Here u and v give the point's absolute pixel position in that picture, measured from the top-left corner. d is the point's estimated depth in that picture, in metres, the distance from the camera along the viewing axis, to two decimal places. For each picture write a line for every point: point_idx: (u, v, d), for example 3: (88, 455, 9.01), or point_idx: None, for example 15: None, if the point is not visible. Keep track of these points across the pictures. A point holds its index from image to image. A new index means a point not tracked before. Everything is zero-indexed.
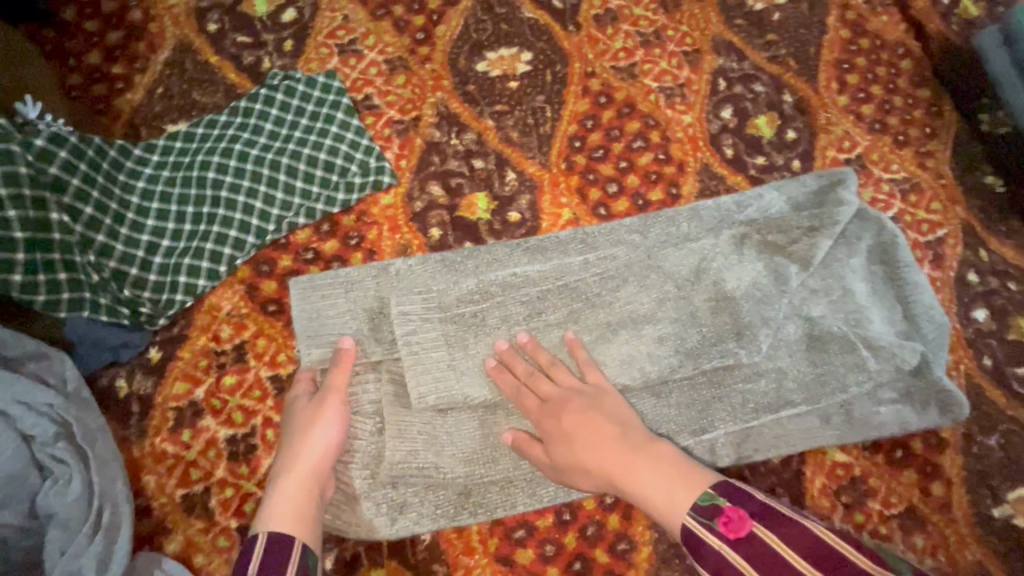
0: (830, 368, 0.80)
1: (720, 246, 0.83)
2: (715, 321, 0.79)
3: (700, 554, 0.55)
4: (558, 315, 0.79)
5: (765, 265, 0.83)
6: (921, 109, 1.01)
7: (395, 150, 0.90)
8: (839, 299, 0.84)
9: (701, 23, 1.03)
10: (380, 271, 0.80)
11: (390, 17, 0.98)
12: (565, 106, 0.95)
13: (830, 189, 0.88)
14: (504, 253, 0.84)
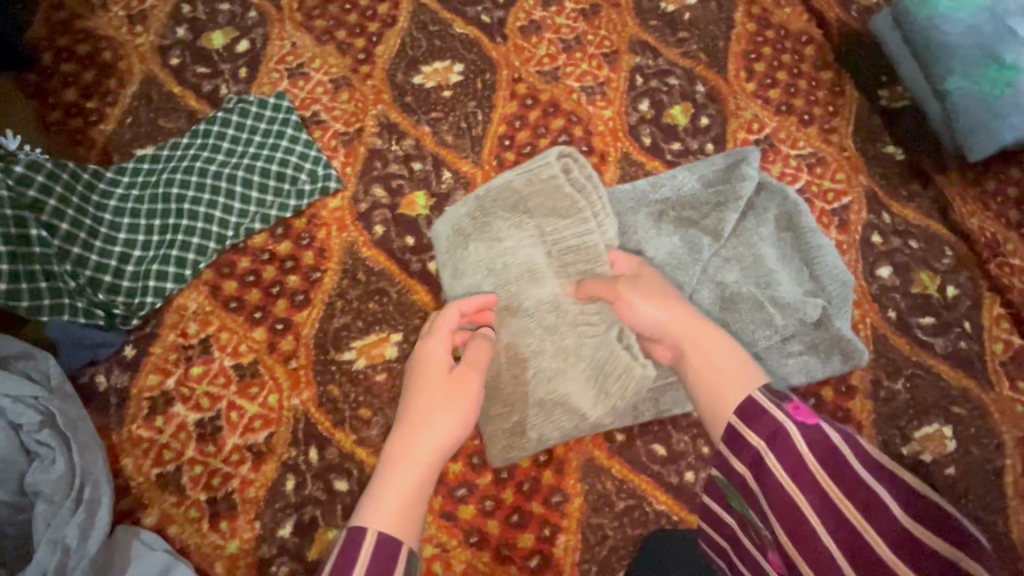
0: (744, 323, 0.88)
1: (640, 224, 0.94)
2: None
3: (758, 421, 0.55)
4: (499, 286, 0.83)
5: (681, 238, 0.93)
6: (824, 90, 1.10)
7: (341, 159, 1.00)
8: (749, 265, 0.93)
9: (618, 26, 1.13)
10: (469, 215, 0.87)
11: (334, 41, 1.09)
12: (495, 109, 1.05)
13: (736, 166, 0.96)
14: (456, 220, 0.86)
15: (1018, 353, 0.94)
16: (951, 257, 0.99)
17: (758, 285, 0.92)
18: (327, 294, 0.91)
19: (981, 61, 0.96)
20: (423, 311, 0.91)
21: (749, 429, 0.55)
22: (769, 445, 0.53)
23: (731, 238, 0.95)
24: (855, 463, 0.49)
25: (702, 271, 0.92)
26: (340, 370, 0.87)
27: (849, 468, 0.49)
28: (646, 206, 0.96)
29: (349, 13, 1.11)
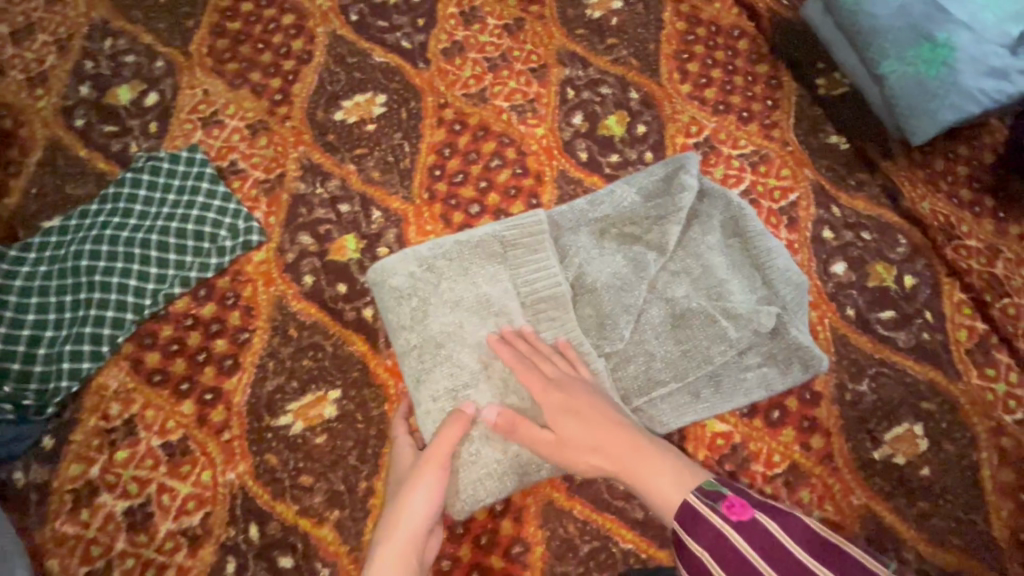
0: (699, 340, 0.83)
1: (584, 243, 0.89)
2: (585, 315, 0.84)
3: (696, 530, 0.61)
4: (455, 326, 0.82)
5: (626, 255, 0.87)
6: (761, 84, 1.06)
7: (263, 209, 0.95)
8: (700, 277, 0.87)
9: (544, 38, 1.09)
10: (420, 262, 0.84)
11: (248, 84, 1.03)
12: (423, 139, 1.00)
13: (674, 175, 0.91)
14: (393, 273, 0.83)
15: (983, 338, 0.90)
16: (906, 245, 0.96)
17: (710, 297, 0.86)
18: (257, 356, 0.86)
19: (914, 42, 0.93)
20: (361, 363, 0.86)
21: (688, 534, 0.62)
22: (709, 550, 0.59)
23: (677, 250, 0.89)
24: (794, 551, 0.56)
25: (650, 288, 0.86)
26: (277, 437, 0.82)
27: (789, 554, 0.55)
28: (587, 223, 0.91)
29: (262, 53, 1.06)
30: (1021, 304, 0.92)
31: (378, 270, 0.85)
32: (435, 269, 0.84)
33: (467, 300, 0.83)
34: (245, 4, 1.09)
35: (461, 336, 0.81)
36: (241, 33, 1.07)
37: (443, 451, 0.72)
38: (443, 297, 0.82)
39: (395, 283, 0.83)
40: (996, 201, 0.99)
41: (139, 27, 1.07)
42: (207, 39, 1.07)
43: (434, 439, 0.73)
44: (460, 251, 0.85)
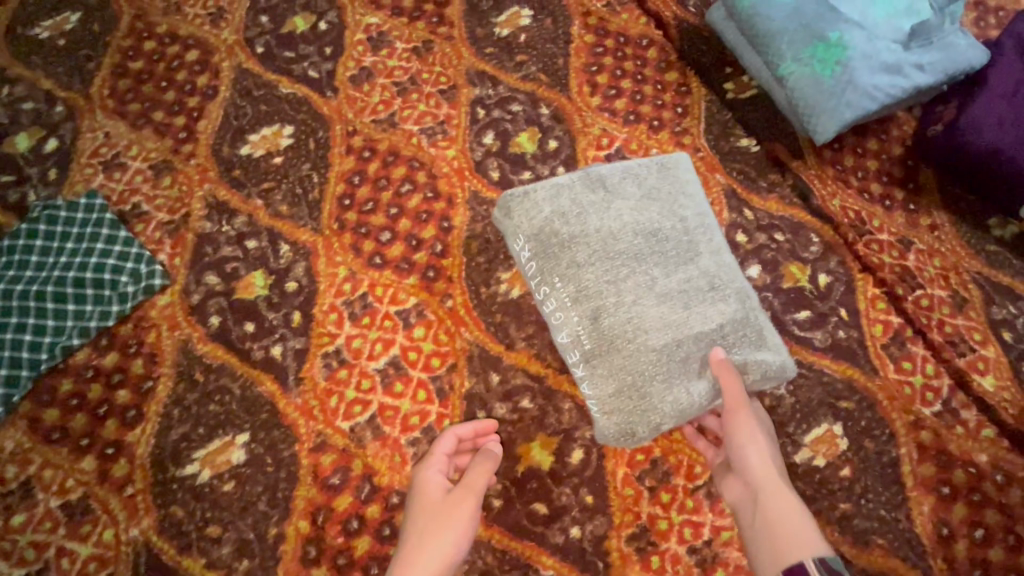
0: (670, 360, 0.74)
1: (710, 244, 0.81)
2: (587, 285, 0.77)
3: None
4: (570, 229, 0.79)
5: (713, 266, 0.79)
6: (671, 91, 1.07)
7: (168, 251, 0.93)
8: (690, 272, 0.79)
9: (453, 59, 1.08)
10: (533, 214, 0.80)
11: (151, 124, 1.01)
12: (332, 168, 0.99)
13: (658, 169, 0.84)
14: (578, 201, 0.80)
15: (898, 332, 0.91)
16: (819, 244, 0.96)
17: (712, 328, 0.76)
18: (161, 404, 0.83)
19: (808, 43, 0.95)
20: (270, 403, 0.84)
21: None
22: None
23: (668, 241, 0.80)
24: None
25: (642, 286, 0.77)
26: (182, 487, 0.79)
27: None
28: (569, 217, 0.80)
29: (166, 91, 1.04)
30: (934, 295, 0.93)
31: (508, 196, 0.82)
32: (629, 185, 0.82)
33: (613, 225, 0.79)
34: (148, 43, 1.08)
35: (639, 268, 0.77)
36: (144, 71, 1.06)
37: (474, 486, 0.73)
38: (602, 233, 0.78)
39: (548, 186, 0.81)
40: (907, 193, 1.00)
41: (38, 72, 1.05)
42: (109, 80, 1.05)
43: (471, 470, 0.75)
44: (579, 210, 0.79)
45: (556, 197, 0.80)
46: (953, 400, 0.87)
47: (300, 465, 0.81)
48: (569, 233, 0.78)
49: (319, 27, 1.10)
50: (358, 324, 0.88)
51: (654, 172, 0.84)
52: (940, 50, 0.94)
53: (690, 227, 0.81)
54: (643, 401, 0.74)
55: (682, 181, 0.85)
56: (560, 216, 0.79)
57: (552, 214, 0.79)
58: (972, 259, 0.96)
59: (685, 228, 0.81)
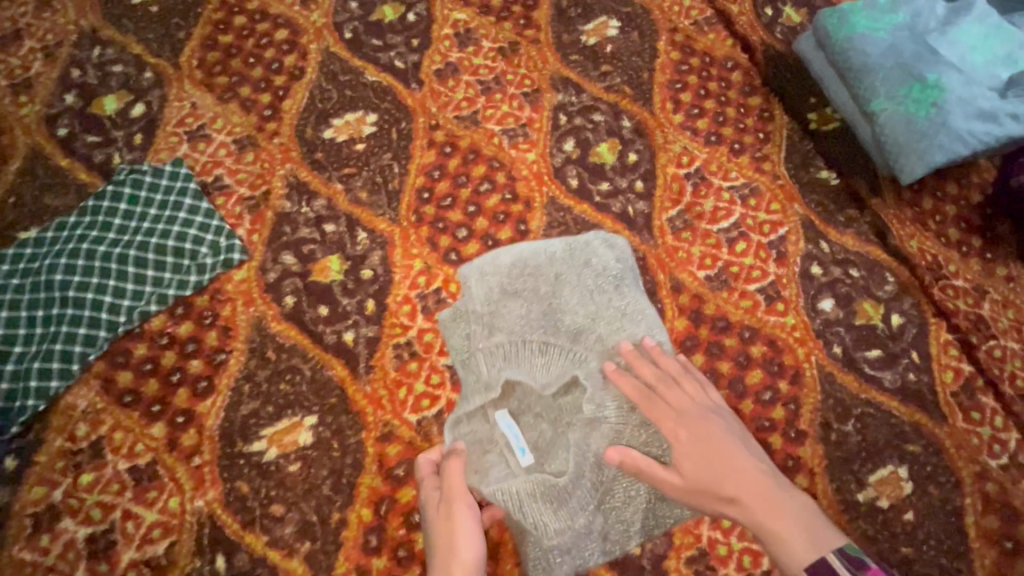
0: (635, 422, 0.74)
1: (626, 296, 0.79)
2: (539, 369, 0.76)
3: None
4: (514, 330, 0.76)
5: (646, 327, 0.78)
6: (753, 116, 1.06)
7: (247, 226, 0.93)
8: (609, 340, 0.77)
9: (538, 63, 1.09)
10: (473, 350, 0.77)
11: (237, 99, 1.02)
12: (412, 160, 1.00)
13: (499, 271, 0.79)
14: (496, 320, 0.77)
15: (969, 380, 0.90)
16: (894, 284, 0.95)
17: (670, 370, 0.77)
18: (233, 378, 0.84)
19: (904, 82, 0.94)
20: (339, 389, 0.84)
21: None
22: None
23: (585, 315, 0.78)
24: None
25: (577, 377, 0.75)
26: (249, 463, 0.79)
27: None
28: (512, 336, 0.76)
29: (253, 67, 1.05)
30: (1007, 346, 0.92)
31: (469, 309, 0.79)
32: (569, 256, 0.80)
33: (524, 329, 0.77)
34: (238, 18, 1.09)
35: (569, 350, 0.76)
36: (233, 46, 1.06)
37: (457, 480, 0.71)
38: (530, 354, 0.76)
39: (493, 269, 0.79)
40: (984, 241, 0.99)
41: (129, 37, 1.06)
42: (198, 51, 1.06)
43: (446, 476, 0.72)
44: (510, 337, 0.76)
45: (503, 288, 0.78)
46: (1021, 454, 0.86)
47: (366, 453, 0.81)
48: (520, 322, 0.77)
49: (408, 18, 1.11)
50: (431, 319, 0.89)
51: (558, 249, 0.81)
52: None
53: (583, 301, 0.78)
54: (561, 504, 0.71)
55: (576, 251, 0.81)
56: (497, 341, 0.76)
57: (498, 344, 0.76)
58: None
59: (601, 303, 0.78)
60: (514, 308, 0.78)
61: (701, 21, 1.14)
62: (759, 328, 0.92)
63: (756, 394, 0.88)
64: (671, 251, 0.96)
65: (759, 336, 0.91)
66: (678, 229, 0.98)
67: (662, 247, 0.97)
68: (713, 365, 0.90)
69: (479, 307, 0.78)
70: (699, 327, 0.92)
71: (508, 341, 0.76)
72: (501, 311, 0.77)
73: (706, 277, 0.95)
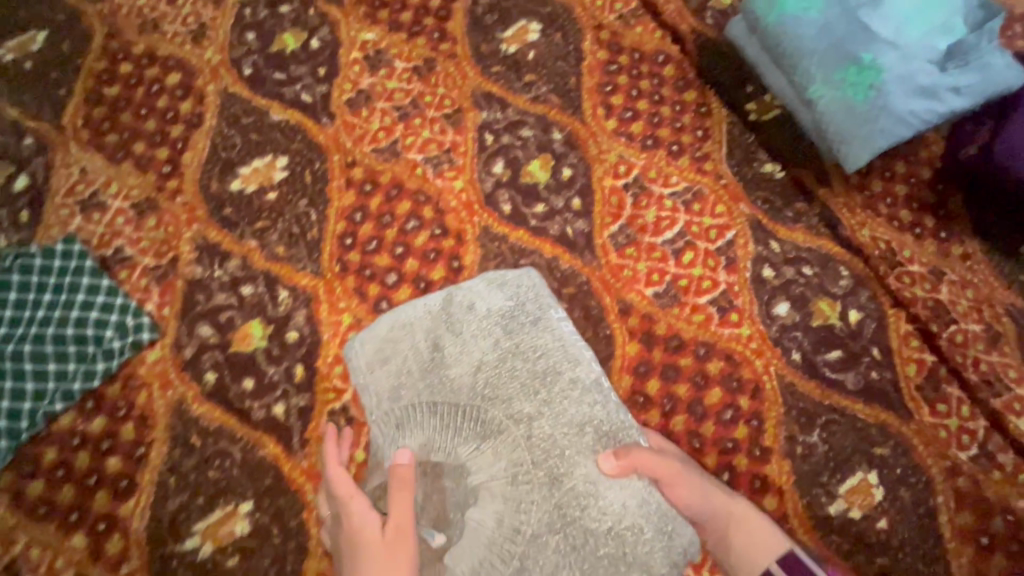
0: (542, 471, 0.71)
1: (518, 335, 0.77)
2: (431, 430, 0.75)
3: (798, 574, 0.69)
4: (391, 395, 0.77)
5: (543, 368, 0.76)
6: (690, 112, 1.00)
7: (156, 299, 0.86)
8: (503, 387, 0.75)
9: (457, 80, 1.01)
10: (376, 416, 0.77)
11: (131, 158, 0.93)
12: (331, 204, 0.92)
13: (383, 333, 0.80)
14: (385, 383, 0.77)
15: (932, 371, 0.87)
16: (848, 278, 0.92)
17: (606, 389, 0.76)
18: (156, 473, 0.77)
19: (840, 65, 0.89)
20: (274, 469, 0.78)
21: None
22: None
23: (481, 363, 0.76)
24: None
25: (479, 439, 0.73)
26: (183, 563, 0.74)
27: None
28: (407, 398, 0.77)
29: (146, 119, 0.96)
30: (968, 330, 0.89)
31: (355, 378, 0.80)
32: (446, 308, 0.79)
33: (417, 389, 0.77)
34: (124, 65, 0.99)
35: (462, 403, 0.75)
36: (121, 98, 0.97)
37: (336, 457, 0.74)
38: (425, 415, 0.76)
39: (371, 334, 0.80)
40: (937, 220, 0.95)
41: (4, 100, 0.96)
42: (83, 107, 0.96)
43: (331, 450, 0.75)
44: (405, 401, 0.76)
45: (383, 352, 0.79)
46: (990, 443, 0.84)
47: (310, 535, 0.76)
48: (398, 385, 0.77)
49: (311, 46, 1.02)
50: None
51: (435, 302, 0.80)
52: (979, 71, 0.87)
53: (463, 350, 0.77)
54: None
55: (456, 300, 0.80)
56: (390, 405, 0.77)
57: (393, 408, 0.77)
58: (1005, 289, 0.91)
59: (486, 348, 0.77)
60: (403, 368, 0.77)
61: (627, 15, 1.07)
62: (714, 343, 0.87)
63: (716, 415, 0.84)
64: (615, 270, 0.91)
65: (715, 351, 0.87)
66: (621, 245, 0.92)
67: (606, 267, 0.91)
68: (669, 389, 0.86)
69: (366, 371, 0.79)
70: (651, 350, 0.87)
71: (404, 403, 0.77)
72: (394, 375, 0.77)
73: (654, 294, 0.90)
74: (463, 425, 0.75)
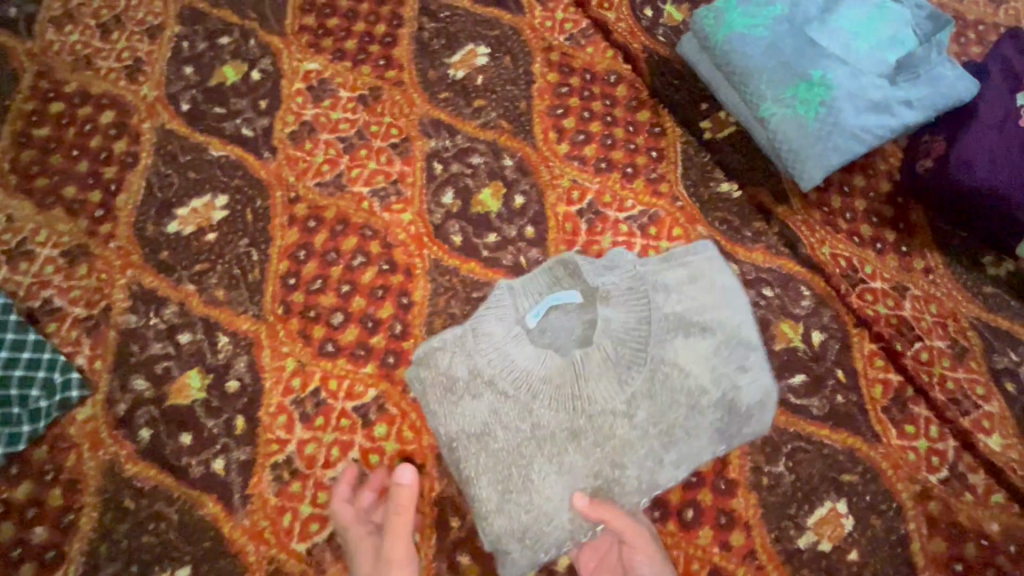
0: (601, 461, 0.72)
1: (654, 327, 0.73)
2: (530, 398, 0.72)
3: None
4: (540, 358, 0.72)
5: (655, 367, 0.72)
6: (644, 133, 0.98)
7: (87, 352, 0.81)
8: (607, 374, 0.72)
9: (404, 107, 0.98)
10: (470, 377, 0.73)
11: (61, 202, 0.89)
12: (273, 243, 0.88)
13: (580, 278, 0.75)
14: (501, 338, 0.72)
15: (898, 391, 0.85)
16: (810, 297, 0.89)
17: (712, 387, 0.74)
18: (87, 540, 0.74)
19: (790, 82, 0.87)
20: (213, 531, 0.75)
21: None
22: None
23: (615, 341, 0.73)
24: None
25: (569, 420, 0.72)
26: None
27: None
28: (505, 364, 0.72)
29: (78, 161, 0.92)
30: (933, 347, 0.87)
31: (482, 327, 0.73)
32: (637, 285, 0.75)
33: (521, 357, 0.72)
34: (55, 105, 0.95)
35: (571, 381, 0.72)
36: (51, 139, 0.93)
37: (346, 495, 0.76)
38: (527, 384, 0.72)
39: (549, 280, 0.76)
40: (898, 234, 0.93)
41: None
42: (11, 151, 0.92)
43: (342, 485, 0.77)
44: (507, 362, 0.72)
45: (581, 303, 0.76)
46: (960, 464, 0.81)
47: None
48: (520, 347, 0.72)
49: (252, 77, 0.99)
50: (312, 427, 0.80)
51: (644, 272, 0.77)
52: (928, 85, 0.86)
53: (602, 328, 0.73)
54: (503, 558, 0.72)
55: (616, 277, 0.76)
56: (491, 369, 0.73)
57: (496, 368, 0.72)
58: (969, 302, 0.89)
59: (631, 334, 0.73)
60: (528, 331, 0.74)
61: (577, 34, 1.04)
62: None
63: None
64: None
65: None
66: None
67: None
68: None
69: (504, 320, 0.73)
70: None
71: (504, 362, 0.72)
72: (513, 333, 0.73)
73: None
74: (558, 407, 0.72)
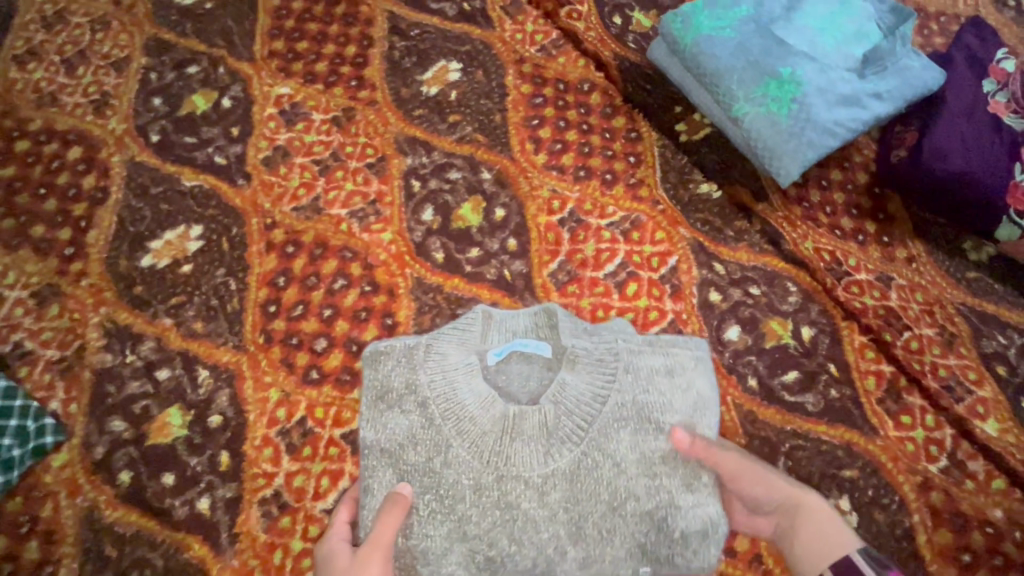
0: (498, 528, 0.65)
1: (606, 407, 0.67)
2: (452, 434, 0.67)
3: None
4: (482, 403, 0.67)
5: (588, 452, 0.66)
6: (620, 139, 0.98)
7: (61, 396, 0.79)
8: (539, 442, 0.66)
9: (379, 127, 0.97)
10: (409, 391, 0.68)
11: (29, 242, 0.87)
12: (251, 270, 0.87)
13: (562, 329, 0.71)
14: (457, 367, 0.68)
15: (891, 382, 0.84)
16: (797, 294, 0.89)
17: (646, 497, 0.65)
18: None
19: (760, 81, 0.87)
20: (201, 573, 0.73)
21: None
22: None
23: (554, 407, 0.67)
24: None
25: (476, 477, 0.66)
26: None
27: None
28: (443, 395, 0.68)
29: (45, 199, 0.90)
30: (922, 335, 0.86)
31: (442, 344, 0.70)
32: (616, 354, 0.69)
33: (464, 391, 0.68)
34: (20, 144, 0.93)
35: (498, 435, 0.67)
36: (17, 179, 0.91)
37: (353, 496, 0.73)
38: (454, 417, 0.67)
39: (532, 330, 0.72)
40: (878, 224, 0.94)
41: None
42: None
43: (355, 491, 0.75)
44: (442, 388, 0.68)
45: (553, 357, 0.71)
46: (958, 451, 0.81)
47: None
48: (462, 379, 0.68)
49: (222, 105, 0.98)
50: (299, 458, 0.77)
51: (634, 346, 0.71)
52: (896, 76, 0.87)
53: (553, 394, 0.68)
54: None
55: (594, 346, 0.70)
56: (431, 400, 0.68)
57: (436, 398, 0.68)
58: (954, 288, 0.90)
59: (578, 407, 0.67)
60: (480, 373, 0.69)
61: (547, 45, 1.05)
62: None
63: None
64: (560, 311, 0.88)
65: None
66: (562, 283, 0.89)
67: None
68: None
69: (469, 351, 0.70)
70: None
71: (444, 389, 0.68)
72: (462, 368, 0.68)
73: None
74: (475, 457, 0.66)
